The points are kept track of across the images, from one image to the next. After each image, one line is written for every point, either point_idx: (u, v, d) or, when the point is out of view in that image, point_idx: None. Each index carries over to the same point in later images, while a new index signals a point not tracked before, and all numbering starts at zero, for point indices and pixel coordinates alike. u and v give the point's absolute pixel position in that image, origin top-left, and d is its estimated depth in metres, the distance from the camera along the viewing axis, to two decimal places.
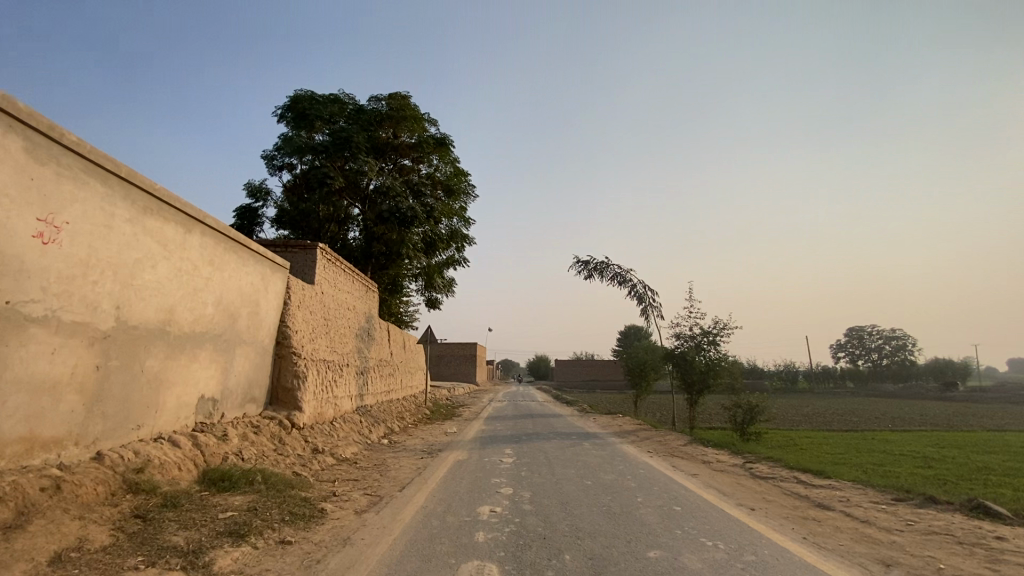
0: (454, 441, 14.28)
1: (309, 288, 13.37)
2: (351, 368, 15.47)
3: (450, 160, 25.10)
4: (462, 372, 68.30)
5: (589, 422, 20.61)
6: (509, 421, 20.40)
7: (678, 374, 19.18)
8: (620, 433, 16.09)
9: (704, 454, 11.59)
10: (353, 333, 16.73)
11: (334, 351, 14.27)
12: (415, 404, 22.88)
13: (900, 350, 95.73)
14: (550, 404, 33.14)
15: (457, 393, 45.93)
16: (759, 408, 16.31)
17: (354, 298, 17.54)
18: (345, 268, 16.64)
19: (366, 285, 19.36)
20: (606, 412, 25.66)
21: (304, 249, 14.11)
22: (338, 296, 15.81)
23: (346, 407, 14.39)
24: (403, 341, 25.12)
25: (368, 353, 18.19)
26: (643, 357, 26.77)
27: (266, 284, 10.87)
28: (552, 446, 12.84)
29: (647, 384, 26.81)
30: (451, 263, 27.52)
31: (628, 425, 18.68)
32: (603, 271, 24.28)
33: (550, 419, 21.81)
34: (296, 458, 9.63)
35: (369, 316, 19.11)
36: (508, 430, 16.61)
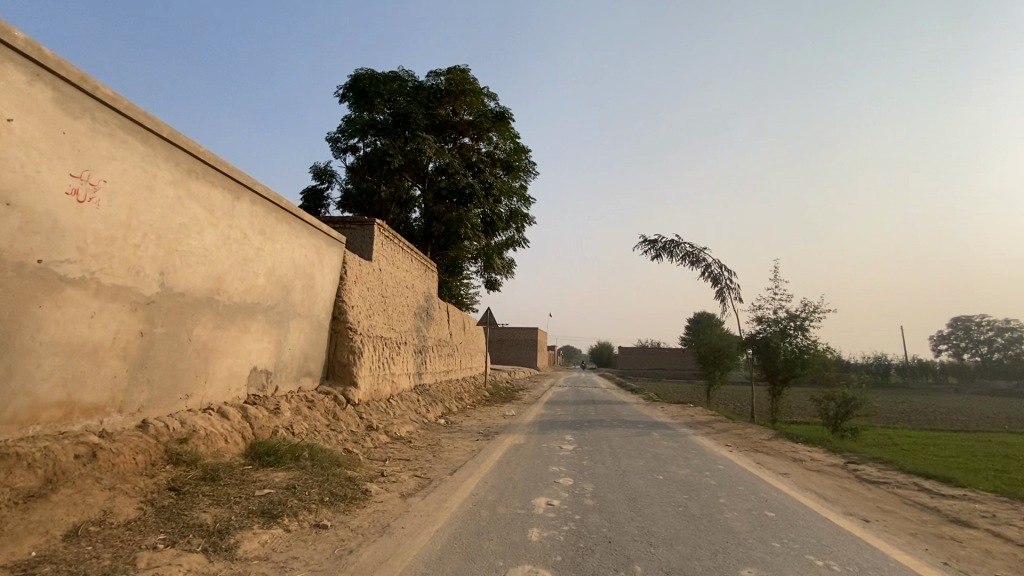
0: (513, 424, 13.64)
1: (366, 263, 13.11)
2: (409, 347, 15.20)
3: (510, 137, 24.30)
4: (524, 356, 68.06)
5: (657, 411, 19.32)
6: (571, 406, 19.57)
7: (758, 362, 17.42)
8: (693, 424, 14.76)
9: (794, 451, 10.15)
10: (412, 311, 16.47)
11: (392, 328, 14.01)
12: (475, 386, 22.55)
13: (1018, 343, 84.60)
14: (614, 390, 31.91)
15: (519, 377, 45.55)
16: (857, 401, 14.37)
17: (413, 276, 17.29)
18: (403, 246, 16.35)
19: (426, 264, 19.08)
20: (675, 401, 24.12)
21: (363, 225, 13.87)
22: (397, 273, 15.56)
23: (404, 386, 14.13)
24: (463, 322, 24.86)
25: (428, 333, 17.93)
26: (718, 344, 24.86)
27: (321, 257, 10.62)
28: (618, 434, 11.87)
29: (722, 372, 24.90)
30: (511, 244, 26.86)
31: (701, 416, 17.23)
32: (672, 251, 22.63)
33: (615, 406, 20.69)
34: (349, 435, 9.32)
35: (429, 295, 18.84)
36: (570, 416, 15.77)
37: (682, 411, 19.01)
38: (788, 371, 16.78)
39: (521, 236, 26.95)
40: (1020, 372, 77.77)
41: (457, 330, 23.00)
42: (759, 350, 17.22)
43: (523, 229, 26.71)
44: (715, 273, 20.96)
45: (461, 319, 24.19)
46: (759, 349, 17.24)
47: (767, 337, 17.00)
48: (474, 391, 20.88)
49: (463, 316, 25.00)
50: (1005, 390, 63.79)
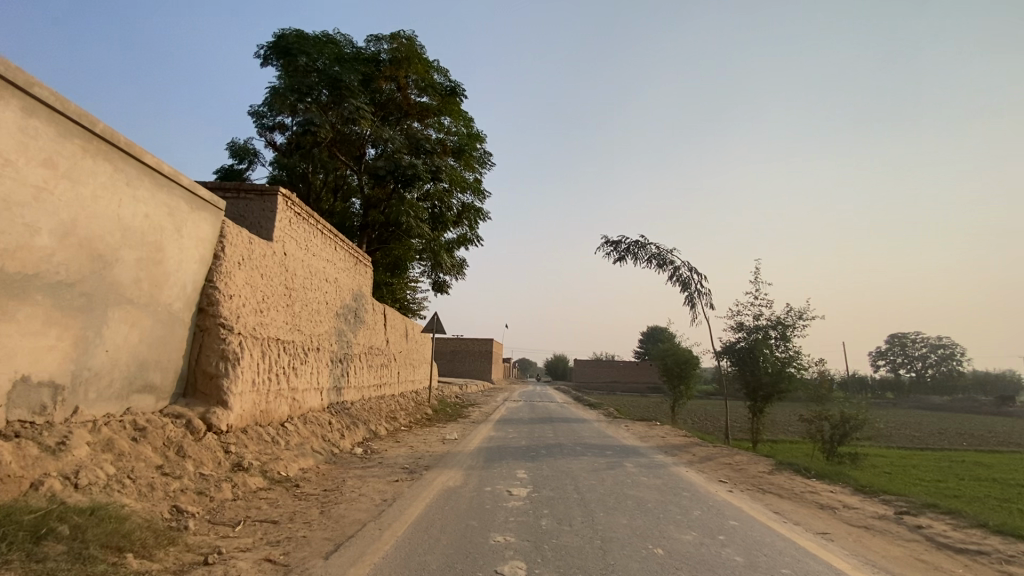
0: (451, 453, 10.77)
1: (261, 242, 10.05)
2: (324, 354, 12.07)
3: (462, 121, 21.71)
4: (477, 369, 64.96)
5: (622, 431, 16.92)
6: (525, 426, 16.88)
7: (736, 376, 15.22)
8: (670, 449, 12.37)
9: (812, 492, 7.83)
10: (331, 311, 13.35)
11: (298, 329, 10.91)
12: (415, 403, 19.40)
13: (947, 360, 88.94)
14: (572, 406, 29.39)
15: (469, 390, 42.62)
16: (855, 422, 12.18)
17: (335, 269, 14.19)
18: (321, 229, 13.25)
19: (356, 257, 16.00)
20: (639, 418, 21.83)
21: (262, 195, 10.85)
22: (310, 262, 12.45)
23: (312, 404, 11.02)
24: (405, 329, 21.73)
25: (354, 338, 14.79)
26: (683, 355, 22.74)
27: (178, 223, 7.53)
28: (583, 467, 9.25)
29: (687, 386, 22.78)
30: (461, 242, 24.19)
31: (673, 438, 14.93)
32: (636, 253, 20.43)
33: (575, 426, 18.11)
34: (193, 483, 6.23)
35: (358, 294, 15.76)
36: (522, 439, 13.06)
37: (650, 431, 16.68)
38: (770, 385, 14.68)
39: (472, 233, 24.36)
40: (951, 387, 81.41)
41: (396, 338, 19.91)
42: (736, 361, 15.05)
43: (474, 226, 24.16)
44: (683, 275, 18.85)
45: (401, 326, 21.11)
46: (737, 360, 15.05)
47: (746, 347, 14.86)
48: (411, 409, 17.75)
49: (405, 322, 21.89)
50: (941, 404, 65.99)
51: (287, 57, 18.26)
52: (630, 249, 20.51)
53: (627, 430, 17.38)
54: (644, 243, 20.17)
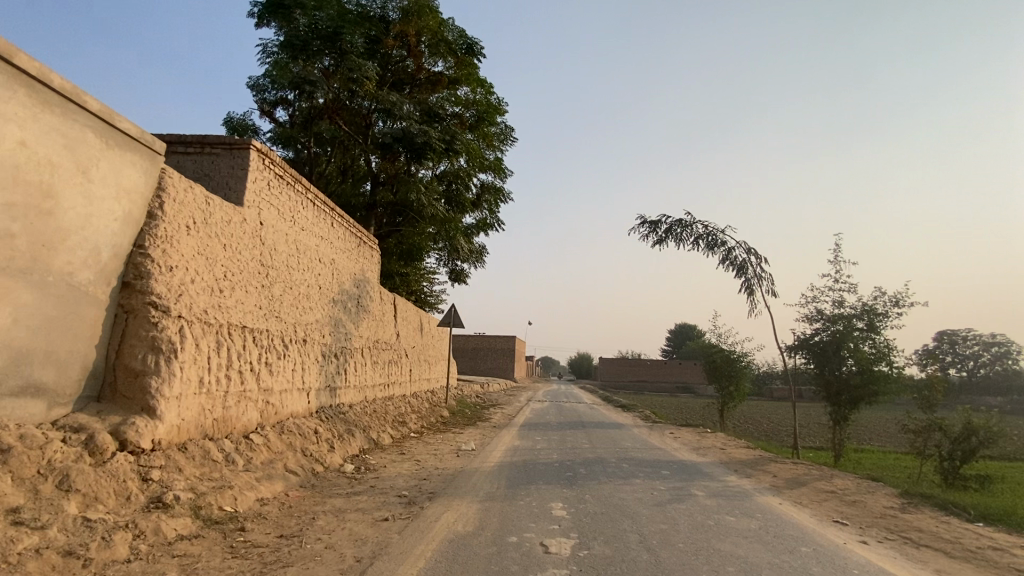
0: (465, 472, 8.51)
1: (224, 205, 7.93)
2: (313, 348, 9.91)
3: (481, 89, 19.33)
4: (500, 367, 62.85)
5: (668, 439, 14.47)
6: (555, 432, 14.58)
7: (814, 377, 12.50)
8: (740, 467, 9.89)
9: (992, 544, 5.33)
10: (325, 298, 11.21)
11: (275, 316, 8.75)
12: (430, 405, 17.25)
13: (1002, 358, 82.97)
14: (602, 407, 26.86)
15: (492, 390, 40.54)
16: (985, 435, 9.40)
17: (332, 249, 12.08)
18: (313, 200, 11.15)
19: (359, 238, 13.86)
20: (682, 423, 19.24)
21: (231, 149, 8.75)
22: (297, 237, 10.32)
23: (294, 408, 8.87)
24: (419, 323, 19.63)
25: (356, 331, 12.65)
26: (732, 354, 19.92)
27: (83, 163, 5.44)
28: (642, 497, 6.88)
29: (735, 389, 19.96)
30: (481, 227, 21.94)
31: (735, 450, 12.40)
32: (679, 235, 17.83)
33: (611, 433, 15.72)
34: (61, 537, 4.07)
35: (360, 280, 13.63)
36: (553, 451, 10.78)
37: (702, 440, 14.20)
38: (861, 387, 11.91)
39: (493, 217, 22.09)
40: (1008, 387, 75.71)
41: (408, 332, 17.78)
42: (814, 358, 12.39)
43: (495, 210, 21.98)
44: (737, 258, 16.20)
45: (414, 318, 18.99)
46: (814, 357, 12.41)
47: (827, 341, 12.16)
48: (424, 413, 15.63)
49: (419, 315, 19.78)
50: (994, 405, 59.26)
51: (281, 10, 16.10)
52: (671, 230, 17.93)
53: (673, 437, 14.89)
54: (690, 223, 17.51)
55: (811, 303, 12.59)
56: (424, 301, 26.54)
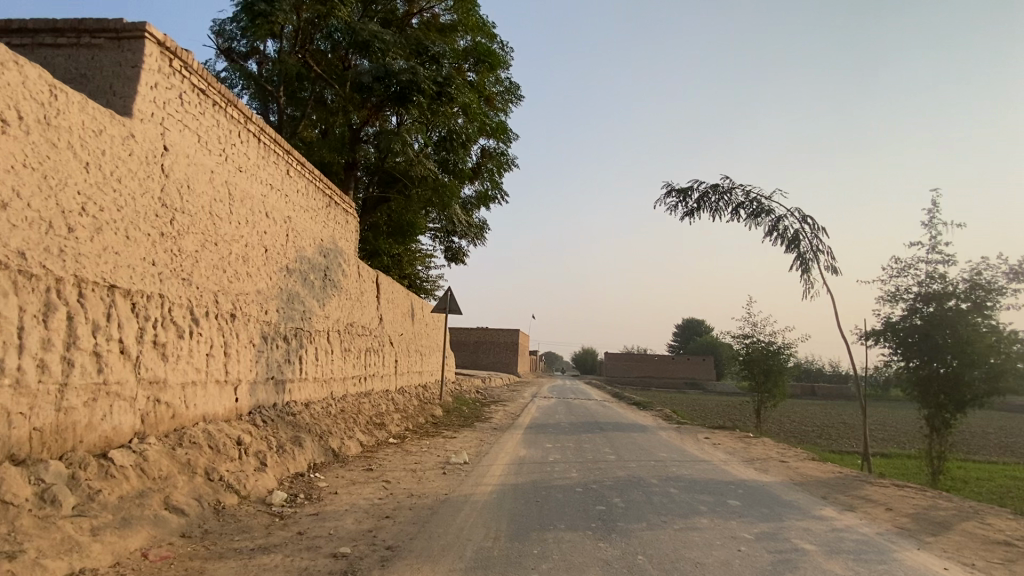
0: (450, 503, 5.93)
1: (92, 105, 5.27)
2: (247, 326, 7.28)
3: (481, 34, 16.55)
4: (503, 361, 60.48)
5: (707, 445, 11.86)
6: (569, 437, 12.02)
7: (913, 374, 9.87)
8: (827, 491, 7.28)
9: None
10: (273, 264, 8.57)
11: (180, 277, 6.11)
12: (421, 404, 14.66)
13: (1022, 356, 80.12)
14: (615, 405, 24.31)
15: (494, 384, 38.20)
16: None
17: (287, 204, 9.43)
18: (258, 135, 8.49)
19: (327, 196, 11.22)
20: (712, 425, 16.64)
21: (118, 36, 6.07)
22: (230, 178, 7.67)
23: (209, 408, 6.28)
24: (409, 308, 17.04)
25: (320, 310, 10.02)
26: (770, 346, 17.31)
27: None
28: (732, 561, 4.28)
29: (774, 386, 17.29)
30: (482, 202, 19.36)
31: (800, 463, 9.75)
32: (711, 202, 15.15)
33: (636, 436, 13.14)
34: None
35: (328, 249, 10.97)
36: (571, 466, 8.18)
37: (750, 447, 11.58)
38: (969, 385, 9.31)
39: (496, 189, 19.46)
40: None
41: (396, 318, 15.19)
42: (902, 346, 9.81)
43: (498, 181, 19.29)
44: (788, 230, 13.54)
45: (404, 302, 16.41)
46: (902, 345, 9.83)
47: (922, 325, 9.56)
48: (411, 412, 13.03)
49: (409, 299, 17.19)
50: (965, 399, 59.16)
51: None
52: (705, 200, 15.23)
53: (713, 443, 12.27)
54: (729, 190, 14.77)
55: (886, 281, 10.06)
56: (417, 286, 23.96)
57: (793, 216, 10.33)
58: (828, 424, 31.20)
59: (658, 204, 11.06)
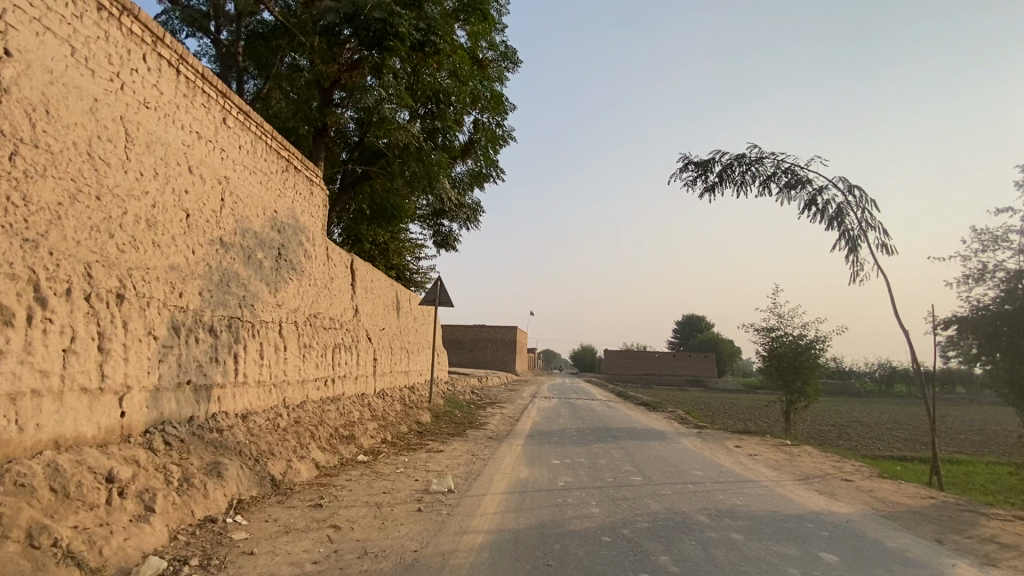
0: (418, 572, 3.92)
1: None
2: (145, 310, 5.27)
3: None
4: (501, 360, 58.52)
5: (743, 457, 9.94)
6: (578, 447, 10.08)
7: (1003, 371, 7.93)
8: (938, 532, 5.36)
9: None
10: (197, 235, 6.56)
11: (16, 235, 4.13)
12: (406, 410, 12.66)
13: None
14: (623, 406, 22.34)
15: (493, 385, 36.25)
16: None
17: (223, 162, 7.42)
18: (176, 65, 6.48)
19: (285, 158, 9.21)
20: (739, 430, 14.65)
21: None
22: (128, 113, 5.69)
23: (70, 429, 4.32)
24: (392, 299, 15.05)
25: (271, 296, 8.02)
26: (801, 341, 15.41)
27: None
28: None
29: (806, 385, 15.34)
30: (477, 180, 17.37)
31: (868, 482, 7.84)
32: (735, 175, 13.15)
33: (655, 445, 11.21)
34: None
35: (283, 224, 8.94)
36: (587, 496, 6.23)
37: (796, 460, 9.66)
38: None
39: (492, 166, 17.43)
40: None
41: (376, 310, 13.18)
42: (986, 337, 7.95)
43: (493, 158, 17.25)
44: (828, 203, 11.54)
45: (386, 292, 14.43)
46: (986, 335, 7.95)
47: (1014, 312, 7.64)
48: (391, 420, 11.03)
49: (393, 289, 15.21)
50: (963, 394, 58.36)
51: None
52: (728, 171, 13.17)
53: (749, 454, 10.33)
54: (757, 158, 12.71)
55: (968, 254, 8.21)
56: (407, 278, 22.00)
57: (834, 188, 9.24)
58: (845, 425, 29.40)
59: (674, 178, 9.94)
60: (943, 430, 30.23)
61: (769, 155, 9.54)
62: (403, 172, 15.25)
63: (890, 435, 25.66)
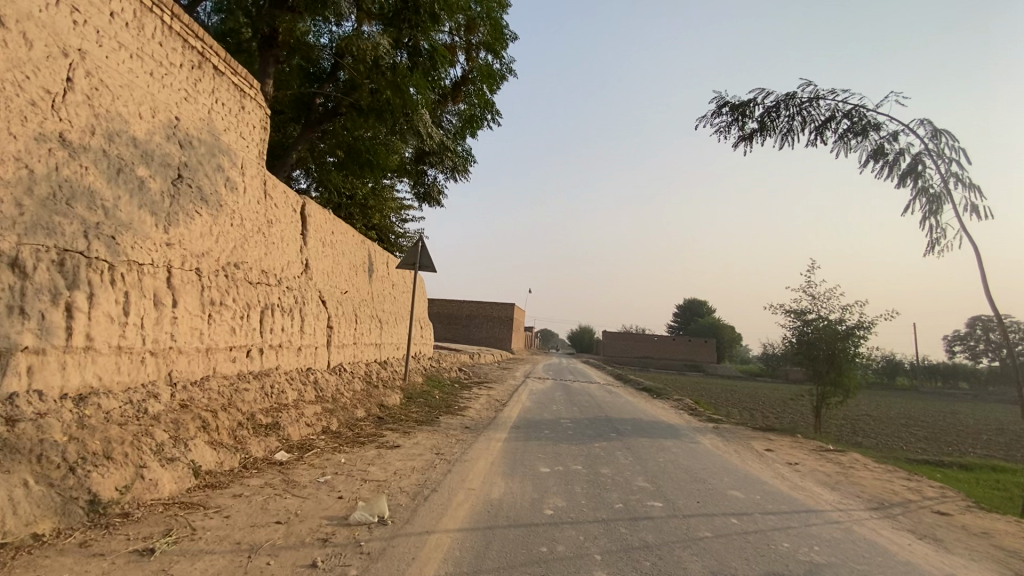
0: None
1: None
2: None
3: None
4: (497, 337, 56.61)
5: (783, 467, 7.79)
6: (575, 447, 7.92)
7: None
8: None
9: None
10: (3, 118, 4.25)
11: None
12: (369, 390, 10.48)
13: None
14: (626, 392, 20.26)
15: (486, 362, 34.26)
16: None
17: (75, 26, 5.07)
18: None
19: (195, 51, 6.82)
20: (761, 427, 12.56)
21: None
22: None
23: None
24: (363, 259, 12.75)
25: (157, 231, 5.73)
26: (837, 327, 13.21)
27: None
28: None
29: (841, 379, 13.13)
30: (470, 126, 14.94)
31: (972, 519, 5.70)
32: (780, 120, 10.66)
33: (670, 443, 9.10)
34: None
35: (191, 138, 6.61)
36: (588, 542, 4.07)
37: (852, 475, 7.51)
38: None
39: (488, 110, 14.94)
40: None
41: (338, 269, 10.90)
42: None
43: (488, 98, 14.71)
44: (900, 154, 9.15)
45: (353, 250, 12.12)
46: None
47: None
48: (343, 403, 8.82)
49: (364, 247, 12.91)
50: (972, 390, 56.45)
51: None
52: (771, 116, 10.70)
53: (789, 463, 8.20)
54: (808, 100, 10.23)
55: None
56: (390, 241, 19.88)
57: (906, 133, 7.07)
58: (857, 420, 27.42)
59: (703, 120, 8.36)
60: (961, 429, 28.29)
61: (826, 95, 7.57)
62: (373, 101, 12.50)
63: (909, 431, 23.68)
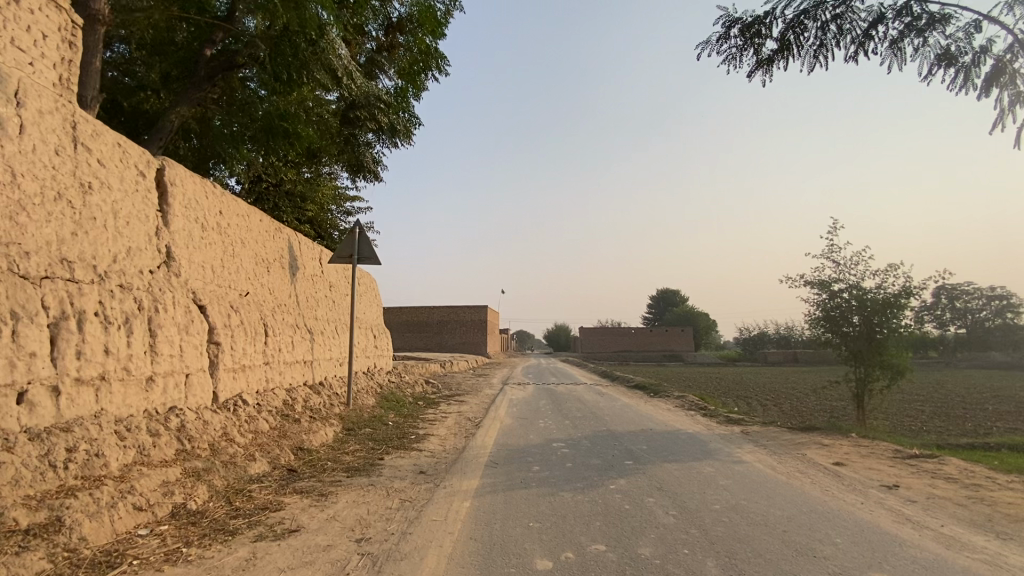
0: None
1: None
2: None
3: None
4: (472, 343, 53.68)
5: (894, 500, 5.21)
6: (582, 498, 5.15)
7: None
8: None
9: None
10: None
11: None
12: (283, 427, 7.46)
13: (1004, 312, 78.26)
14: (620, 392, 17.72)
15: (460, 371, 31.35)
16: None
17: None
18: None
19: None
20: (800, 426, 10.09)
21: None
22: None
23: None
24: (277, 252, 9.71)
25: None
26: (875, 297, 10.76)
27: None
28: None
29: (886, 361, 10.68)
30: (414, 84, 12.15)
31: None
32: (806, 36, 8.35)
33: (710, 469, 6.45)
34: None
35: None
36: None
37: (1002, 506, 4.97)
38: None
39: (435, 63, 12.15)
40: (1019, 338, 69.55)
41: (232, 262, 7.88)
42: None
43: (433, 46, 11.91)
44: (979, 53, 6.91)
45: (262, 240, 9.09)
46: None
47: None
48: (226, 458, 5.79)
49: (279, 237, 9.86)
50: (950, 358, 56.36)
51: None
52: (795, 31, 8.36)
53: (891, 488, 5.66)
54: (844, 1, 7.90)
55: None
56: (331, 238, 16.89)
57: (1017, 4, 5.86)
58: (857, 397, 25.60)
59: (706, 49, 8.58)
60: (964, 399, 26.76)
61: None
62: (268, 31, 9.37)
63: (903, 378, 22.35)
